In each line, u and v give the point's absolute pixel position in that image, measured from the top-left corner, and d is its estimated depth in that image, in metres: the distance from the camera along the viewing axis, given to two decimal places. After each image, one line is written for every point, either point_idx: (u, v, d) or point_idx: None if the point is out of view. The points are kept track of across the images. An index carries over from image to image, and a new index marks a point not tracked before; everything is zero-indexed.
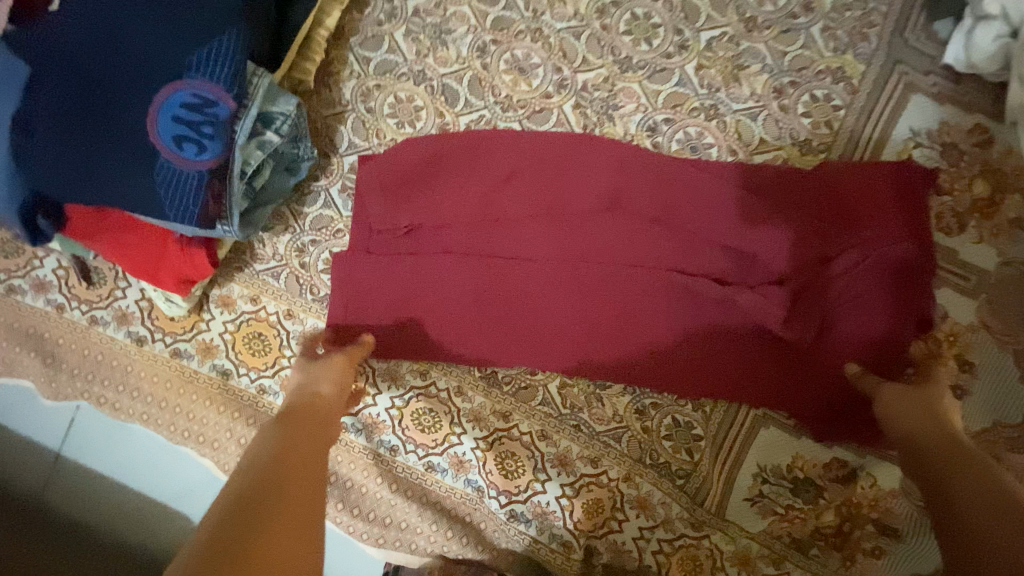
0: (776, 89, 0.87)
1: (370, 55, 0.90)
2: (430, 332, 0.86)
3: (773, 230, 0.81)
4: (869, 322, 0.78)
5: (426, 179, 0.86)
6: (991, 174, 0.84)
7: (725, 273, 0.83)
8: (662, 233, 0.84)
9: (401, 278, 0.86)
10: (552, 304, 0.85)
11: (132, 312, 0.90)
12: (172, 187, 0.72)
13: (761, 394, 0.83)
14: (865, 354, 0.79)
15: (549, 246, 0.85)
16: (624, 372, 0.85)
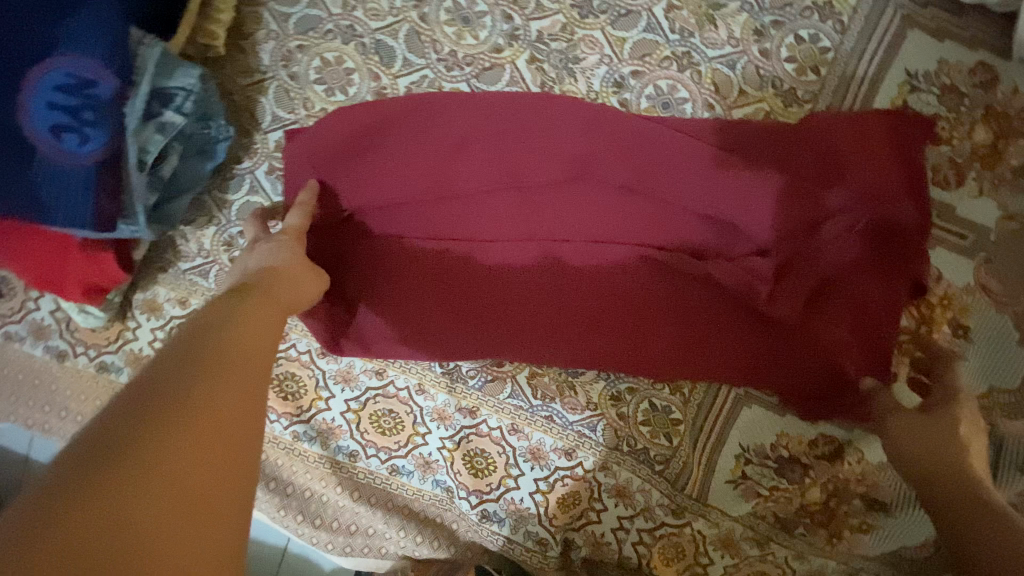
0: (758, 30, 0.76)
1: (288, 11, 0.77)
2: (386, 326, 0.77)
3: (758, 193, 0.72)
4: (857, 291, 0.73)
5: (363, 154, 0.74)
6: (994, 119, 0.76)
7: (701, 245, 0.76)
8: (632, 203, 0.75)
9: (354, 269, 0.77)
10: (517, 287, 0.77)
11: (47, 325, 0.79)
12: (53, 186, 0.60)
13: (746, 374, 0.76)
14: (854, 325, 0.73)
15: (511, 224, 0.76)
16: (596, 358, 0.78)
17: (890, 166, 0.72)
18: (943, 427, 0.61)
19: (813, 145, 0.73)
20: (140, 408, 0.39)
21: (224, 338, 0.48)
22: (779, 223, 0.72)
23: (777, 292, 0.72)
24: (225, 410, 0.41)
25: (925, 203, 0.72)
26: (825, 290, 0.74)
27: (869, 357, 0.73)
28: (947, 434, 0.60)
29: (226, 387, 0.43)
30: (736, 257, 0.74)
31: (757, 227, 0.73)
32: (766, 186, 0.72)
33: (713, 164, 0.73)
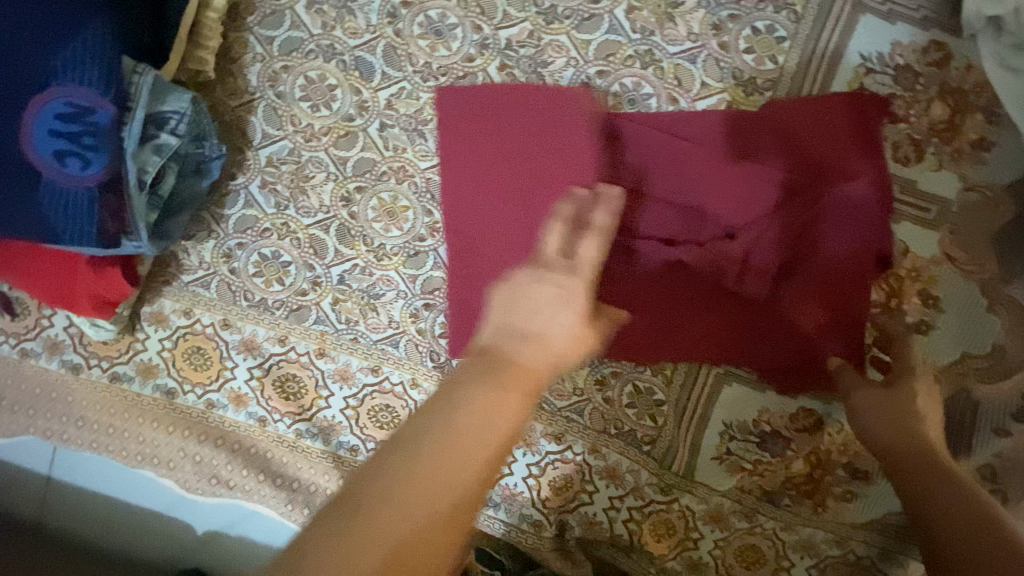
0: (715, 25, 0.80)
1: (272, 34, 0.82)
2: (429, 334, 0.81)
3: (725, 181, 0.76)
4: (825, 267, 0.76)
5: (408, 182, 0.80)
6: (950, 95, 0.79)
7: (675, 232, 0.78)
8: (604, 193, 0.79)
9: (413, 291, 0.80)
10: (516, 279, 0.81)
11: (62, 340, 0.85)
12: (60, 208, 0.66)
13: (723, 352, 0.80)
14: (823, 301, 0.77)
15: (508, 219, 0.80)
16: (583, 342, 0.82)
17: (847, 148, 0.76)
18: (903, 400, 0.65)
19: (773, 131, 0.77)
20: (332, 536, 0.33)
21: (459, 445, 0.37)
22: (745, 211, 0.76)
23: (749, 275, 0.76)
24: (394, 531, 0.33)
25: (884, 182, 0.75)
26: (795, 269, 0.77)
27: (839, 330, 0.77)
28: (906, 408, 0.64)
29: (423, 554, 0.34)
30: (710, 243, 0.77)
31: (726, 213, 0.76)
32: (730, 175, 0.76)
33: (678, 155, 0.77)
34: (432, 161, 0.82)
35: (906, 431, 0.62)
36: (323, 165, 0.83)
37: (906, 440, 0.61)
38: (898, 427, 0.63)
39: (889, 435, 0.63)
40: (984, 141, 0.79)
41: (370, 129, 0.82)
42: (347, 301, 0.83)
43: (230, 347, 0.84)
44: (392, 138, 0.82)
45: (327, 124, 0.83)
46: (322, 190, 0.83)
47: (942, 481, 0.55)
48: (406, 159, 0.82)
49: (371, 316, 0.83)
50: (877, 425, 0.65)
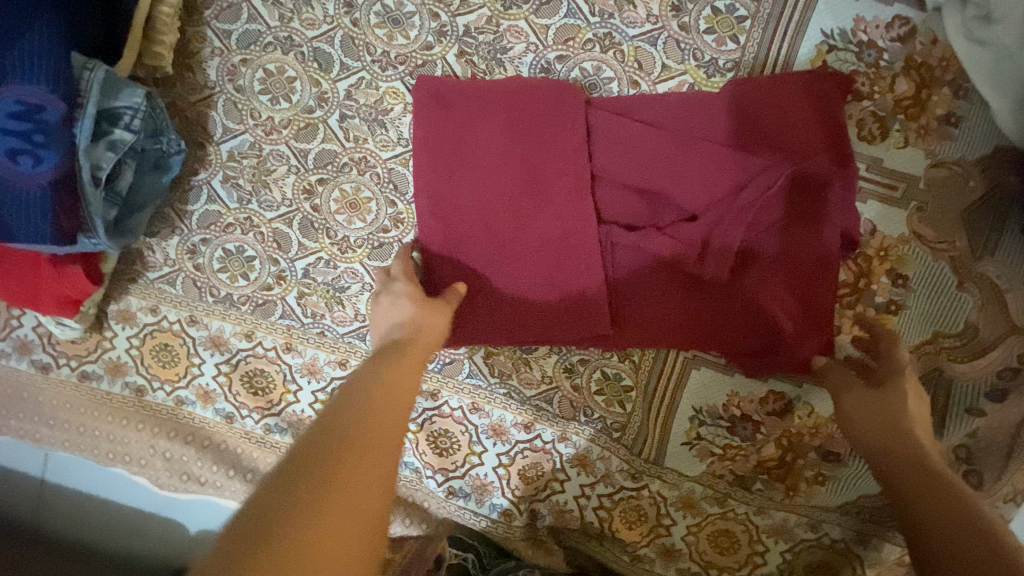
0: (676, 5, 0.79)
1: (229, 28, 0.82)
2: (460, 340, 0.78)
3: (686, 164, 0.75)
4: (788, 249, 0.75)
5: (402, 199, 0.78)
6: (915, 70, 0.78)
7: (635, 217, 0.79)
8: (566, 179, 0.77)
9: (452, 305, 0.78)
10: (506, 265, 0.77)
11: (31, 340, 0.85)
12: (14, 207, 0.65)
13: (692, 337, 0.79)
14: (790, 284, 0.76)
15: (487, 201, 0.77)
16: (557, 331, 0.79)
17: (806, 127, 0.75)
18: (890, 398, 0.65)
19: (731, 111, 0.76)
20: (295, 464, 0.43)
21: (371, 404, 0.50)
22: (706, 194, 0.75)
23: (712, 259, 0.75)
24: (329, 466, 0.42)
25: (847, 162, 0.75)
26: (759, 252, 0.76)
27: (805, 312, 0.76)
28: (891, 406, 0.64)
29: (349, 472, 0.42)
30: (671, 228, 0.77)
31: (687, 198, 0.76)
32: (692, 157, 0.75)
33: (637, 139, 0.76)
34: (394, 152, 0.82)
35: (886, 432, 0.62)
36: (285, 159, 0.83)
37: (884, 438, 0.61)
38: (885, 425, 0.62)
39: (871, 437, 0.63)
40: (951, 116, 0.78)
41: (331, 121, 0.82)
42: (312, 294, 0.83)
43: (197, 344, 0.84)
44: (353, 130, 0.82)
45: (287, 117, 0.82)
46: (285, 184, 0.83)
47: (922, 471, 0.55)
48: (367, 150, 0.82)
49: (337, 310, 0.83)
50: (862, 427, 0.65)
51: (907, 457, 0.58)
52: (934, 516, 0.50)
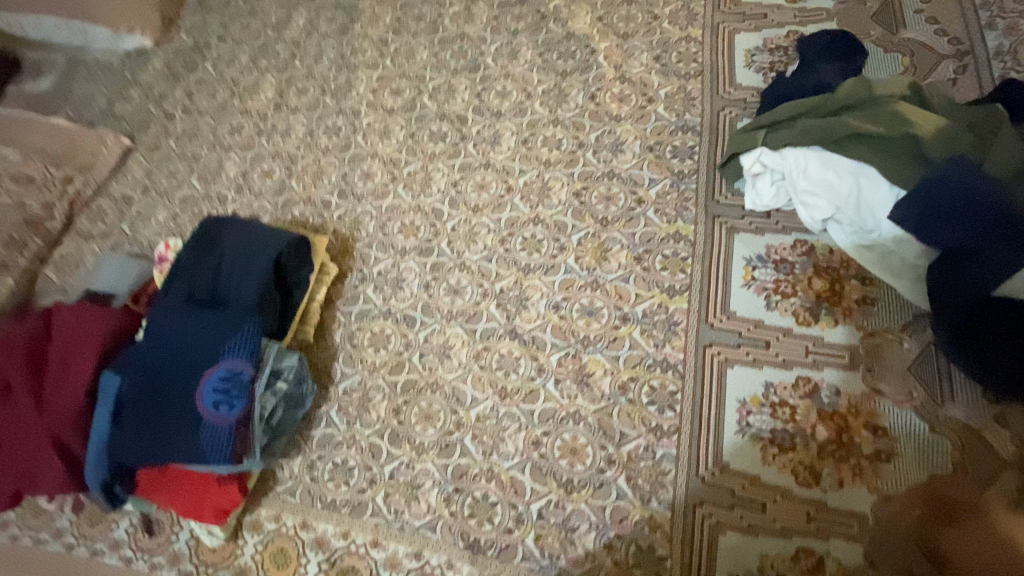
0: (637, 257, 1.17)
1: (352, 307, 1.26)
2: None
3: (9, 413, 1.03)
4: (24, 447, 1.02)
5: (52, 361, 1.08)
6: (826, 272, 1.06)
7: (16, 403, 1.04)
8: (62, 365, 1.07)
9: None
10: (8, 441, 1.02)
11: (182, 551, 1.08)
12: (213, 440, 0.98)
13: (693, 479, 0.96)
14: (32, 453, 1.02)
15: (15, 374, 1.04)
16: None
17: (34, 414, 1.03)
18: (803, 333, 1.02)
19: (59, 344, 1.09)
20: None
21: None
22: (20, 405, 1.03)
23: (31, 441, 1.02)
24: None
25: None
26: (32, 437, 1.02)
27: (28, 481, 1.02)
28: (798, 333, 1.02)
29: None
30: None
31: (32, 441, 1.02)
32: (57, 413, 1.03)
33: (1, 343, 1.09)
34: (456, 374, 1.14)
35: (875, 358, 0.98)
36: (381, 390, 1.17)
37: (868, 353, 0.98)
38: (815, 341, 1.01)
39: None
40: (868, 299, 1.02)
41: (413, 359, 1.18)
42: (395, 493, 1.07)
43: (306, 545, 1.06)
44: (428, 363, 1.16)
45: (385, 358, 1.19)
46: (379, 407, 1.15)
47: (896, 362, 0.97)
48: (438, 374, 1.15)
49: (414, 505, 1.05)
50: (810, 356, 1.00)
51: (890, 362, 0.97)
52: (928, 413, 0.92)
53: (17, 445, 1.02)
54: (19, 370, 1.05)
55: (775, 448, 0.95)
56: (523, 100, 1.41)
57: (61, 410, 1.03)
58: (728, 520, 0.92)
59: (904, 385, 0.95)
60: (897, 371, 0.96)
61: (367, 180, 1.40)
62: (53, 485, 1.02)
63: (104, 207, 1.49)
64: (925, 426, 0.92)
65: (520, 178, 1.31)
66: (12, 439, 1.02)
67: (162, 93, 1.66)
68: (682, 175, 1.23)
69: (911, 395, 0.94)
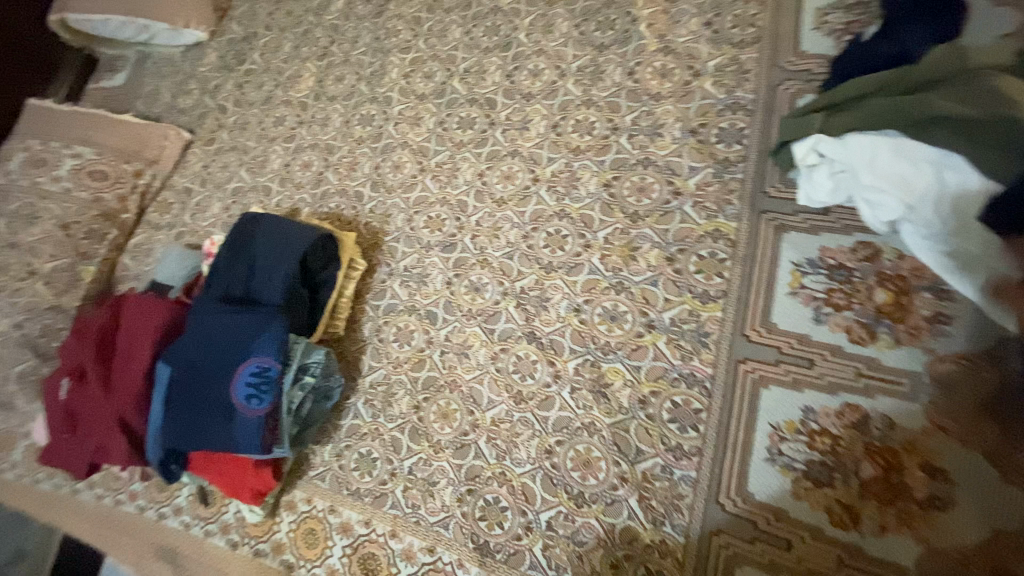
0: (669, 257, 1.06)
1: (379, 301, 1.27)
2: (53, 460, 1.22)
3: (86, 395, 1.18)
4: (98, 426, 1.16)
5: (116, 350, 1.20)
6: (891, 282, 0.91)
7: (89, 386, 1.18)
8: (122, 354, 1.19)
9: (65, 452, 1.21)
10: (88, 419, 1.18)
11: (230, 522, 1.19)
12: (245, 431, 1.05)
13: (712, 505, 0.90)
14: (103, 432, 1.16)
15: (88, 361, 1.18)
16: (52, 450, 1.23)
17: (103, 398, 1.16)
18: (855, 353, 0.89)
19: (121, 334, 1.21)
20: None
21: None
22: (93, 389, 1.17)
23: (102, 421, 1.16)
24: None
25: (83, 465, 1.19)
26: (102, 418, 1.16)
27: (102, 454, 1.17)
28: (848, 352, 0.90)
29: None
30: (60, 410, 1.21)
31: (103, 421, 1.16)
32: (118, 398, 1.15)
33: (80, 331, 1.24)
34: (473, 374, 1.13)
35: (942, 387, 0.84)
36: (404, 385, 1.19)
37: (933, 381, 0.84)
38: (868, 364, 0.88)
39: None
40: (940, 316, 0.87)
41: (434, 356, 1.18)
42: (413, 488, 1.10)
43: (333, 529, 1.13)
44: (448, 361, 1.16)
45: (408, 354, 1.20)
46: (401, 402, 1.18)
47: (968, 395, 0.82)
48: (457, 374, 1.15)
49: (430, 501, 1.08)
50: (862, 381, 0.88)
51: (960, 394, 0.83)
52: (1003, 458, 0.78)
53: (93, 424, 1.17)
54: (90, 358, 1.18)
55: (809, 482, 0.86)
56: (556, 79, 1.31)
57: (122, 396, 1.15)
58: (748, 554, 0.85)
59: (975, 422, 0.81)
60: (968, 404, 0.82)
61: (396, 171, 1.39)
62: (120, 460, 1.16)
63: (169, 200, 1.61)
64: (997, 473, 0.77)
65: (548, 168, 1.24)
66: (90, 418, 1.18)
67: (216, 86, 1.73)
68: (728, 163, 1.09)
69: (983, 435, 0.80)
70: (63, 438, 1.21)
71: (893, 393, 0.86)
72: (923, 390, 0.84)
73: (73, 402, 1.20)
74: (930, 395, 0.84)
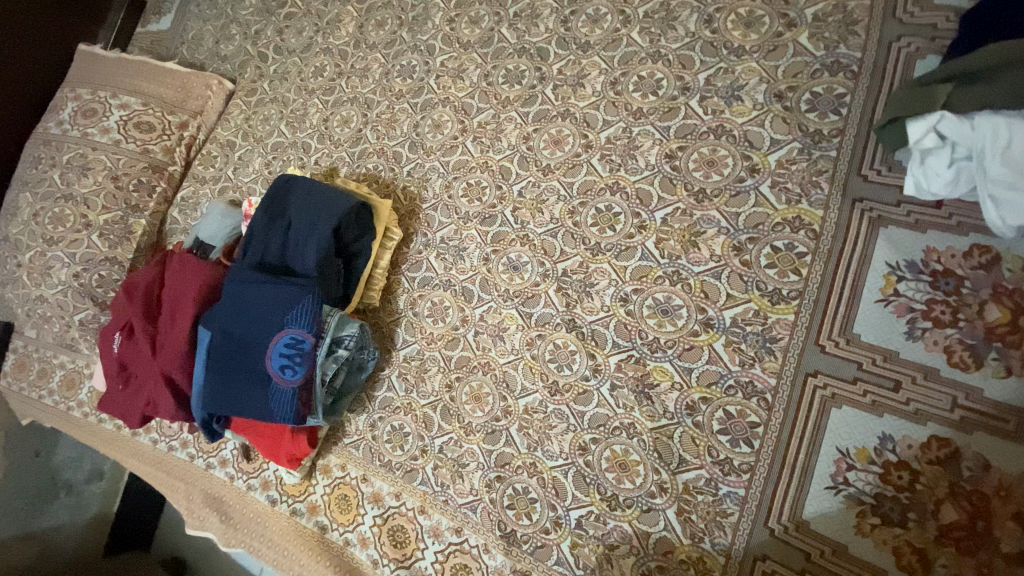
0: (736, 247, 0.93)
1: (415, 273, 1.21)
2: (110, 407, 1.29)
3: (136, 351, 1.22)
4: (147, 382, 1.21)
5: (163, 309, 1.22)
6: (1011, 298, 0.76)
7: (138, 343, 1.22)
8: (168, 313, 1.21)
9: (120, 402, 1.27)
10: (139, 374, 1.23)
11: (270, 479, 1.24)
12: (279, 400, 1.06)
13: (759, 529, 0.82)
14: (151, 388, 1.20)
15: (136, 318, 1.22)
16: (109, 398, 1.29)
17: (150, 356, 1.20)
18: (952, 379, 0.76)
19: (167, 294, 1.23)
20: None
21: None
22: (142, 346, 1.21)
23: (150, 377, 1.20)
24: None
25: (135, 416, 1.25)
26: (150, 374, 1.20)
27: (152, 408, 1.22)
28: (944, 377, 0.76)
29: None
30: (115, 362, 1.27)
31: (151, 378, 1.20)
32: (163, 356, 1.18)
33: (130, 287, 1.27)
34: (508, 359, 1.07)
35: None
36: (437, 362, 1.15)
37: None
38: (965, 394, 0.75)
39: None
40: None
41: (468, 335, 1.12)
42: (442, 467, 1.09)
43: (364, 498, 1.14)
44: (482, 342, 1.11)
45: (442, 331, 1.15)
46: (434, 380, 1.14)
47: None
48: (491, 356, 1.09)
49: (459, 482, 1.07)
50: (958, 412, 0.75)
51: None
52: None
53: (143, 379, 1.22)
54: (138, 315, 1.22)
55: (875, 518, 0.77)
56: (618, 28, 1.14)
57: (166, 355, 1.18)
58: None
59: None
60: None
61: (437, 131, 1.29)
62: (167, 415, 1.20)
63: (212, 153, 1.59)
64: None
65: (603, 134, 1.10)
66: (140, 373, 1.22)
67: (257, 31, 1.66)
68: (819, 138, 0.92)
69: None
70: (119, 389, 1.27)
71: (996, 431, 0.73)
72: None
73: (125, 356, 1.25)
74: None
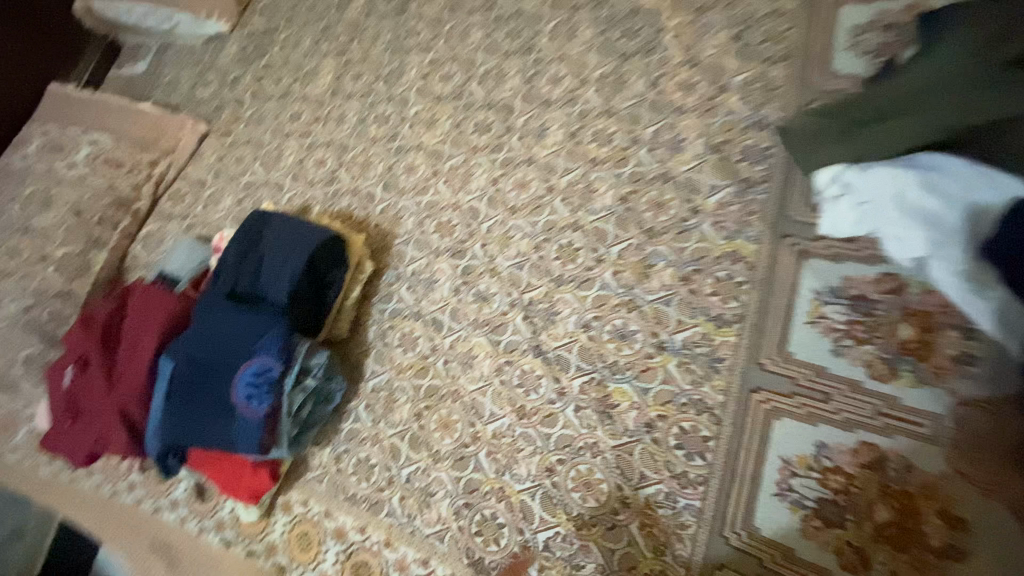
0: (684, 277, 1.03)
1: (385, 305, 1.25)
2: (53, 446, 1.23)
3: (89, 384, 1.18)
4: (99, 417, 1.16)
5: (122, 340, 1.20)
6: (916, 318, 0.87)
7: (92, 376, 1.18)
8: (128, 345, 1.19)
9: (66, 440, 1.21)
10: (90, 408, 1.18)
11: (226, 519, 1.19)
12: (245, 430, 1.05)
13: (716, 538, 0.87)
14: (103, 423, 1.16)
15: (93, 350, 1.18)
16: (53, 436, 1.23)
17: (106, 389, 1.16)
18: (873, 391, 0.86)
19: (128, 326, 1.21)
20: None
21: None
22: (96, 379, 1.17)
23: (103, 411, 1.16)
24: None
25: (81, 454, 1.19)
26: (104, 408, 1.16)
27: (102, 445, 1.17)
28: (867, 389, 0.86)
29: None
30: (63, 397, 1.21)
31: (104, 412, 1.16)
32: (120, 390, 1.15)
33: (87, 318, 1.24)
34: (477, 385, 1.11)
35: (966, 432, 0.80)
36: (405, 391, 1.17)
37: (956, 425, 0.80)
38: (887, 402, 0.85)
39: None
40: (966, 356, 0.83)
41: (437, 364, 1.16)
42: (410, 497, 1.08)
43: (327, 533, 1.12)
44: (451, 370, 1.14)
45: (411, 360, 1.18)
46: (402, 409, 1.16)
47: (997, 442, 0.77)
48: (460, 383, 1.13)
49: (426, 511, 1.06)
50: (880, 419, 0.84)
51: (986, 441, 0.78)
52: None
53: (95, 413, 1.17)
54: (95, 347, 1.18)
55: (819, 521, 0.83)
56: (576, 87, 1.29)
57: (124, 388, 1.15)
58: None
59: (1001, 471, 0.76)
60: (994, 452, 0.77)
61: (410, 173, 1.37)
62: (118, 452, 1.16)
63: (182, 190, 1.61)
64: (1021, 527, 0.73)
65: (564, 178, 1.21)
66: (92, 407, 1.18)
67: (235, 78, 1.73)
68: (749, 183, 1.06)
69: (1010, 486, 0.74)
70: (65, 426, 1.21)
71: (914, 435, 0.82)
72: (945, 434, 0.80)
73: (76, 390, 1.20)
74: (952, 440, 0.80)
